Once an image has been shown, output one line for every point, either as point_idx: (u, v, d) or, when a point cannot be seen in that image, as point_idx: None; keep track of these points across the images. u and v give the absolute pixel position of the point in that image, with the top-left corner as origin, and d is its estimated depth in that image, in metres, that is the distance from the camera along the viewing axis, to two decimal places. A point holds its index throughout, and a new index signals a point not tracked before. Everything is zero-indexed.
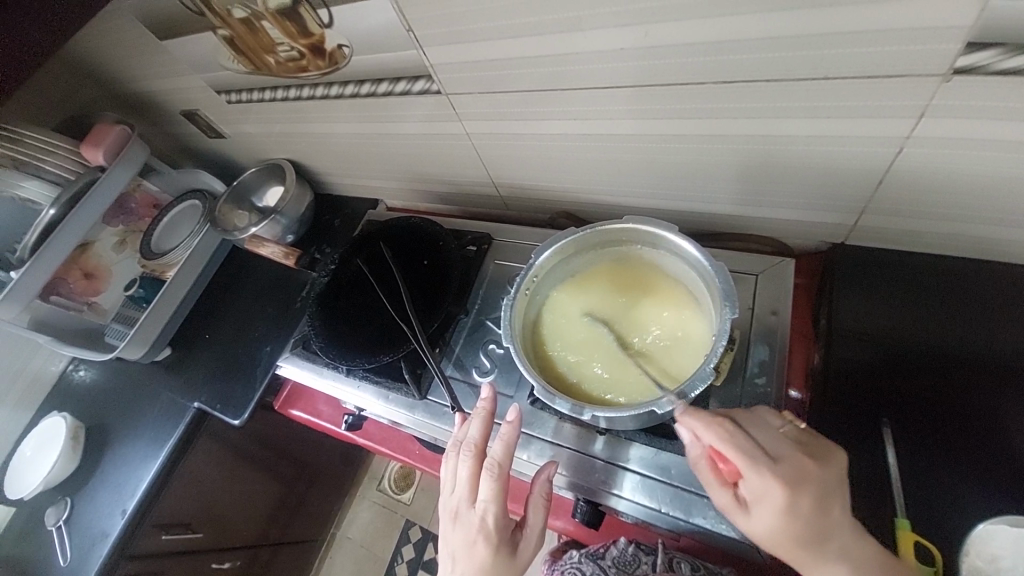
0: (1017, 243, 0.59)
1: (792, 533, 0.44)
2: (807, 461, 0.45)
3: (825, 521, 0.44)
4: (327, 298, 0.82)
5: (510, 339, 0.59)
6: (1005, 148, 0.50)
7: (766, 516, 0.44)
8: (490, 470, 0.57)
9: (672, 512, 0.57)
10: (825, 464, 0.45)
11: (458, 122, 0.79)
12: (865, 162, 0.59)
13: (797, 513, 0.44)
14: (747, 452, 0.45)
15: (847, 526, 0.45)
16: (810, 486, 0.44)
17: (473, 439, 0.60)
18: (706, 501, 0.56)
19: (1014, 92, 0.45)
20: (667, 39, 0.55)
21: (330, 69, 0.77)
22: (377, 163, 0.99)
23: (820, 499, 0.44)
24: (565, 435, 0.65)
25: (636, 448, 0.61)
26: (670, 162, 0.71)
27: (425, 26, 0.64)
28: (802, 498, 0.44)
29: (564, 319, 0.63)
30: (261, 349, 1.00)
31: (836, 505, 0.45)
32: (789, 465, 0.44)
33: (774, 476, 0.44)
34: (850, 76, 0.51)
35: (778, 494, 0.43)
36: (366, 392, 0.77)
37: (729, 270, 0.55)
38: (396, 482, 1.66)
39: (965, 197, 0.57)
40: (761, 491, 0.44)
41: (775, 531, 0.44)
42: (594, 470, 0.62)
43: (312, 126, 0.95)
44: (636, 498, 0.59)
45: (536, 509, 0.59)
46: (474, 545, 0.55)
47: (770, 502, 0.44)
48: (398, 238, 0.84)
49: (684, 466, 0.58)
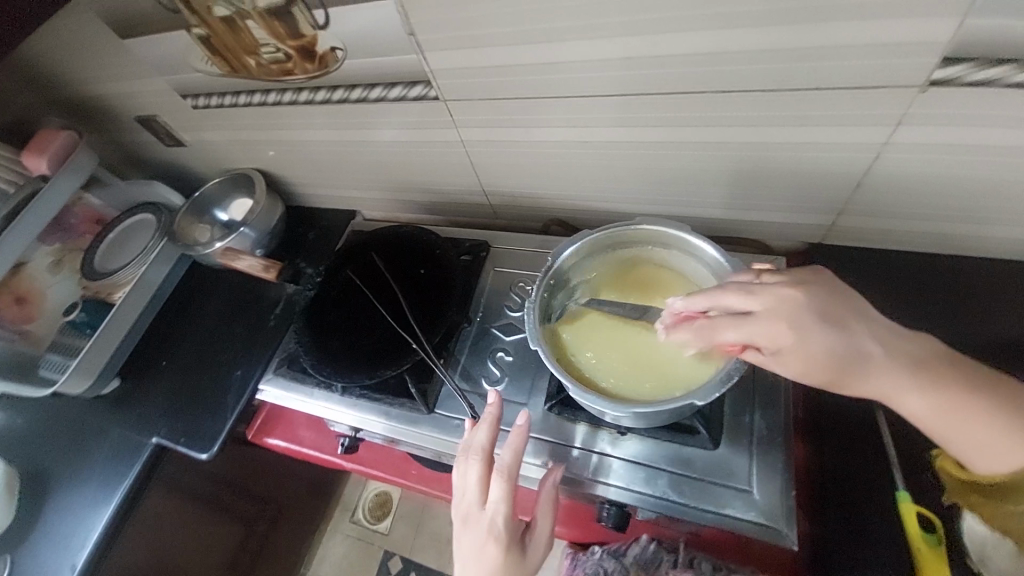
0: (970, 236, 0.67)
1: (823, 361, 0.48)
2: (784, 295, 0.50)
3: (841, 337, 0.48)
4: (318, 313, 0.78)
5: (537, 343, 0.59)
6: (969, 151, 0.56)
7: (794, 358, 0.49)
8: (500, 476, 0.55)
9: (701, 506, 0.57)
10: (800, 289, 0.50)
11: (453, 130, 0.78)
12: (847, 167, 0.64)
13: (807, 341, 0.48)
14: (736, 328, 0.50)
15: (861, 328, 0.49)
16: (798, 315, 0.49)
17: (482, 445, 0.57)
18: (732, 490, 0.57)
19: (981, 102, 0.51)
20: (677, 49, 0.57)
21: (319, 74, 0.75)
22: (359, 172, 0.96)
23: (815, 321, 0.48)
24: (584, 438, 0.64)
25: (654, 445, 0.61)
26: (666, 169, 0.74)
27: (430, 29, 0.63)
28: (805, 326, 0.48)
29: (578, 320, 0.63)
30: (232, 373, 0.92)
31: (836, 320, 0.49)
32: (768, 309, 0.50)
33: (765, 328, 0.49)
34: (842, 87, 0.56)
35: (784, 336, 0.48)
36: (366, 410, 0.72)
37: (748, 268, 0.58)
38: (371, 512, 1.56)
39: (932, 196, 0.63)
40: (769, 343, 0.49)
41: (812, 366, 0.48)
42: (620, 472, 0.61)
43: (289, 133, 0.90)
44: (664, 494, 0.58)
45: (545, 512, 0.58)
46: (484, 549, 0.53)
47: (787, 345, 0.48)
48: (393, 247, 0.81)
49: (709, 459, 0.58)
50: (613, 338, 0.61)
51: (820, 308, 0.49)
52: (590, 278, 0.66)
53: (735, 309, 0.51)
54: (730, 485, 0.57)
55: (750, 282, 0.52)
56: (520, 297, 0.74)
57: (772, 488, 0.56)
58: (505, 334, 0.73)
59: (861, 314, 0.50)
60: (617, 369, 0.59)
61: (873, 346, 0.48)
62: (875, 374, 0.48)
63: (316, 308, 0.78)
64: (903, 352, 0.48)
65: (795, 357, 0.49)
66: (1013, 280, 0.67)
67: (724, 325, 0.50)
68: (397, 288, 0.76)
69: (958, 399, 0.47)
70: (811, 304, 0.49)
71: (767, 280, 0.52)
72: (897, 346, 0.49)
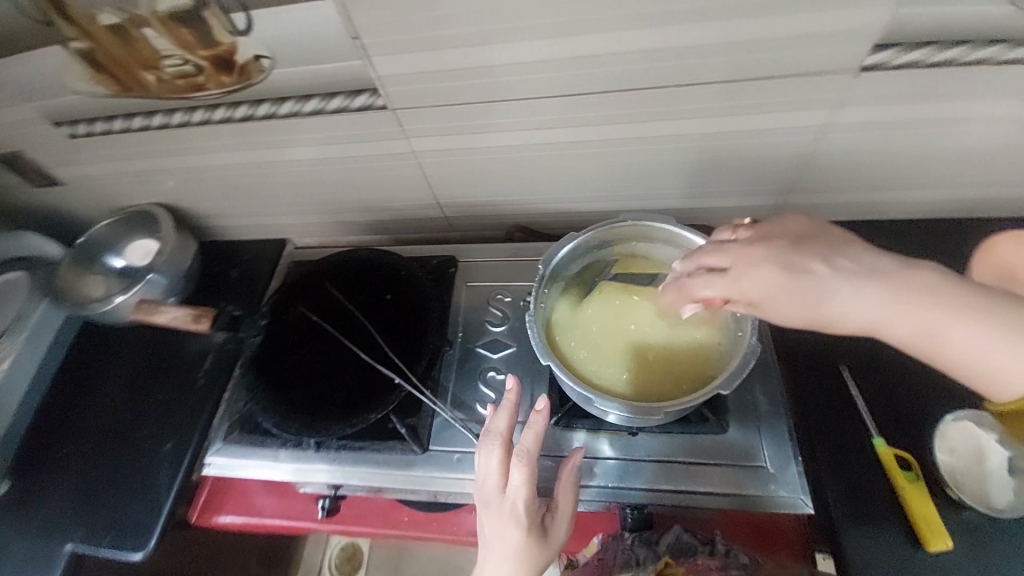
0: (885, 201, 0.76)
1: (793, 302, 0.47)
2: (749, 248, 0.50)
3: (807, 276, 0.47)
4: (273, 361, 0.69)
5: (547, 358, 0.58)
6: (885, 127, 0.64)
7: (768, 304, 0.48)
8: (522, 459, 0.53)
9: (727, 491, 0.61)
10: (768, 240, 0.50)
11: (404, 140, 0.73)
12: (789, 150, 0.70)
13: (777, 285, 0.47)
14: (705, 282, 0.51)
15: (836, 263, 0.47)
16: (764, 261, 0.48)
17: (502, 430, 0.55)
18: (752, 469, 0.62)
19: (895, 83, 0.58)
20: (640, 45, 0.58)
21: (238, 87, 0.67)
22: (293, 195, 0.86)
23: (779, 265, 0.48)
24: (603, 449, 0.65)
25: (671, 442, 0.64)
26: (627, 166, 0.75)
27: (376, 31, 0.58)
28: (771, 271, 0.48)
29: (586, 329, 0.63)
30: (160, 449, 0.76)
31: (804, 259, 0.47)
32: (735, 260, 0.50)
33: (731, 280, 0.49)
34: (787, 75, 0.60)
35: (750, 283, 0.48)
36: (350, 463, 0.64)
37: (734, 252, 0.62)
38: (338, 568, 1.41)
39: (855, 168, 0.71)
40: (741, 293, 0.49)
41: (789, 308, 0.47)
42: (645, 474, 0.63)
43: (202, 158, 0.79)
44: (690, 487, 0.62)
45: (565, 494, 0.57)
46: (506, 533, 0.51)
47: (758, 290, 0.48)
48: (348, 275, 0.74)
49: (723, 444, 0.63)
50: (629, 341, 0.61)
51: (785, 252, 0.49)
52: (581, 285, 0.66)
53: (710, 268, 0.52)
54: (746, 464, 0.62)
55: (724, 241, 0.53)
56: (500, 310, 0.71)
57: (784, 460, 0.62)
58: (492, 352, 0.69)
59: (838, 254, 0.48)
60: (641, 372, 0.60)
61: (847, 279, 0.46)
62: (860, 305, 0.45)
63: (273, 356, 0.69)
64: (891, 281, 0.45)
65: (772, 302, 0.47)
66: (926, 236, 0.77)
67: (695, 281, 0.51)
68: (366, 320, 0.69)
69: (952, 317, 0.43)
70: (778, 251, 0.49)
71: (741, 236, 0.53)
72: (880, 275, 0.46)
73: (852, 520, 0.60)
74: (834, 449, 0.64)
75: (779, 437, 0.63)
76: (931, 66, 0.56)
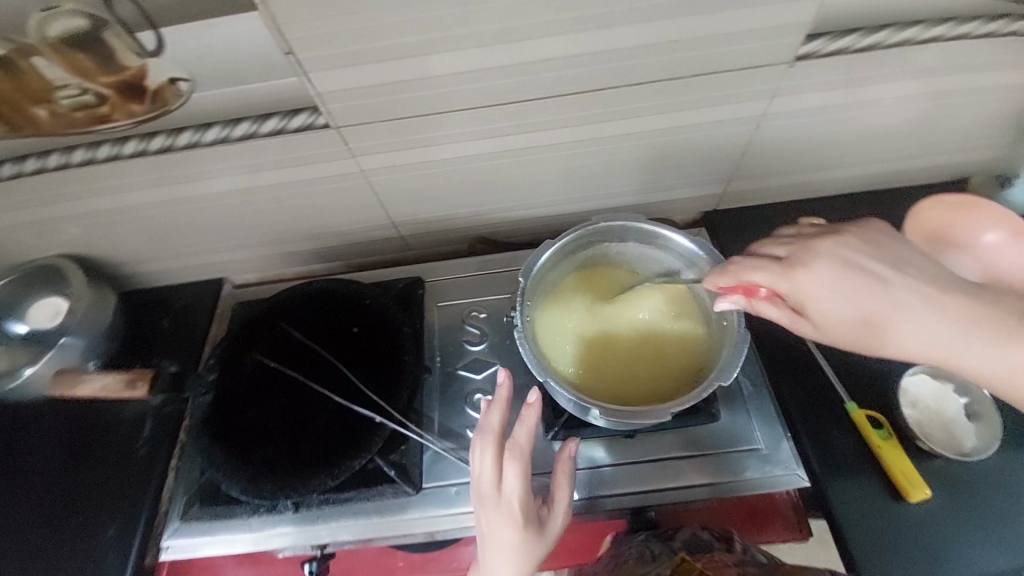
0: (819, 179, 0.82)
1: (848, 302, 0.48)
2: (815, 243, 0.51)
3: (870, 276, 0.48)
4: (234, 418, 0.62)
5: (542, 373, 0.57)
6: (815, 112, 0.69)
7: (818, 300, 0.49)
8: (516, 456, 0.52)
9: (724, 478, 0.63)
10: (840, 237, 0.51)
11: (351, 160, 0.67)
12: (734, 139, 0.73)
13: (837, 284, 0.48)
14: (758, 268, 0.52)
15: (907, 268, 0.48)
16: (826, 259, 0.49)
17: (494, 427, 0.54)
18: (748, 452, 0.64)
19: (822, 71, 0.63)
20: (592, 46, 0.57)
21: (153, 116, 0.59)
22: (228, 230, 0.78)
23: (843, 264, 0.49)
24: (599, 456, 0.65)
25: (669, 439, 0.65)
26: (585, 167, 0.75)
27: (311, 46, 0.53)
28: (832, 269, 0.49)
29: (572, 340, 0.62)
30: (103, 535, 0.67)
31: (873, 262, 0.48)
32: (795, 253, 0.51)
33: (788, 269, 0.50)
34: (731, 68, 0.61)
35: (807, 277, 0.49)
36: (338, 517, 0.60)
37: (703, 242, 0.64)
38: None
39: (792, 152, 0.76)
40: (794, 285, 0.50)
41: (840, 308, 0.48)
42: (644, 473, 0.64)
43: (113, 199, 0.69)
44: (694, 481, 0.63)
45: (561, 487, 0.56)
46: (502, 532, 0.51)
47: (813, 288, 0.49)
48: (305, 312, 0.69)
49: (714, 432, 0.65)
50: (619, 346, 0.62)
51: (850, 252, 0.50)
52: (557, 294, 0.65)
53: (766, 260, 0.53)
54: (737, 449, 0.64)
55: (786, 237, 0.55)
56: (476, 327, 0.69)
57: (775, 438, 0.65)
58: (474, 373, 0.66)
59: (903, 263, 0.49)
60: (635, 375, 0.61)
61: (915, 285, 0.47)
62: (917, 316, 0.46)
63: (232, 412, 0.63)
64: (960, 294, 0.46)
65: (823, 300, 0.49)
66: (858, 208, 0.84)
67: (751, 269, 0.52)
68: (335, 359, 0.65)
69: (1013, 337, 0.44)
70: (847, 250, 0.49)
71: (810, 233, 0.54)
72: (947, 286, 0.47)
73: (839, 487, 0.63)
74: (813, 420, 0.67)
75: (761, 418, 0.66)
76: (861, 48, 0.61)
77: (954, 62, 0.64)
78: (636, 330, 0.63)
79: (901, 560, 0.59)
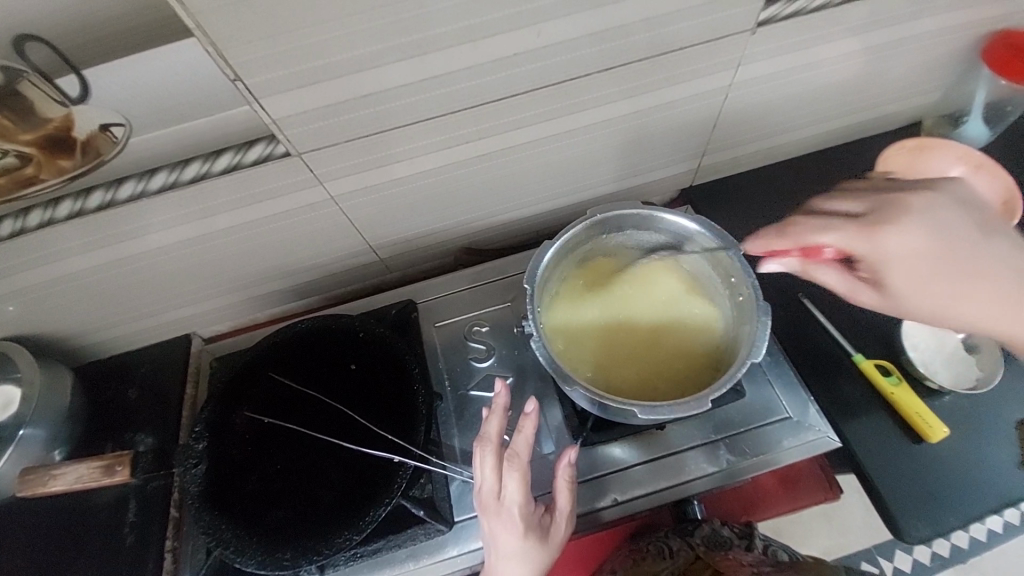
0: (783, 143, 0.83)
1: (931, 279, 0.50)
2: (893, 201, 0.51)
3: (937, 243, 0.50)
4: (238, 485, 0.59)
5: (567, 380, 0.55)
6: (777, 77, 0.69)
7: (894, 270, 0.51)
8: (514, 464, 0.53)
9: (751, 455, 0.64)
10: (916, 201, 0.51)
11: (319, 187, 0.62)
12: (705, 114, 0.72)
13: (911, 254, 0.50)
14: (854, 235, 0.50)
15: (966, 255, 0.51)
16: (907, 225, 0.50)
17: (492, 437, 0.54)
18: (779, 422, 0.65)
19: (780, 35, 0.63)
20: (558, 36, 0.54)
21: (86, 170, 0.52)
22: (189, 283, 0.71)
23: (933, 237, 0.50)
24: (627, 456, 0.64)
25: (695, 426, 0.65)
26: (562, 161, 0.72)
27: (258, 69, 0.48)
28: (911, 239, 0.49)
29: (585, 342, 0.63)
30: None
31: (959, 257, 0.50)
32: (870, 218, 0.51)
33: (870, 230, 0.50)
34: (698, 42, 0.60)
35: (890, 233, 0.49)
36: (369, 569, 0.60)
37: (706, 216, 0.63)
38: None
39: (759, 119, 0.76)
40: (875, 250, 0.50)
41: (911, 281, 0.51)
42: (673, 467, 0.64)
43: (51, 270, 0.62)
44: (731, 461, 0.64)
45: (564, 491, 0.56)
46: (500, 537, 0.52)
47: (887, 257, 0.50)
48: (294, 358, 0.65)
49: (735, 412, 0.66)
50: (633, 342, 0.63)
51: (929, 233, 0.50)
52: (561, 294, 0.66)
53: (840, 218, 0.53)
54: (759, 424, 0.65)
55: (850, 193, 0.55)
56: (480, 344, 0.70)
57: (801, 405, 0.66)
58: (487, 392, 0.67)
59: (982, 258, 0.51)
60: (654, 368, 0.61)
61: (966, 265, 0.51)
62: (972, 283, 0.51)
63: (232, 480, 0.59)
64: (944, 251, 0.50)
65: (898, 271, 0.51)
66: (823, 165, 0.86)
67: (818, 230, 0.51)
68: (339, 401, 0.63)
69: None
70: (931, 207, 0.51)
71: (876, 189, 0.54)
72: (986, 265, 0.51)
73: (865, 442, 0.65)
74: (824, 376, 0.69)
75: (773, 387, 0.67)
76: (815, 9, 0.61)
77: (901, 12, 0.65)
78: (646, 321, 0.64)
79: (931, 505, 0.61)
